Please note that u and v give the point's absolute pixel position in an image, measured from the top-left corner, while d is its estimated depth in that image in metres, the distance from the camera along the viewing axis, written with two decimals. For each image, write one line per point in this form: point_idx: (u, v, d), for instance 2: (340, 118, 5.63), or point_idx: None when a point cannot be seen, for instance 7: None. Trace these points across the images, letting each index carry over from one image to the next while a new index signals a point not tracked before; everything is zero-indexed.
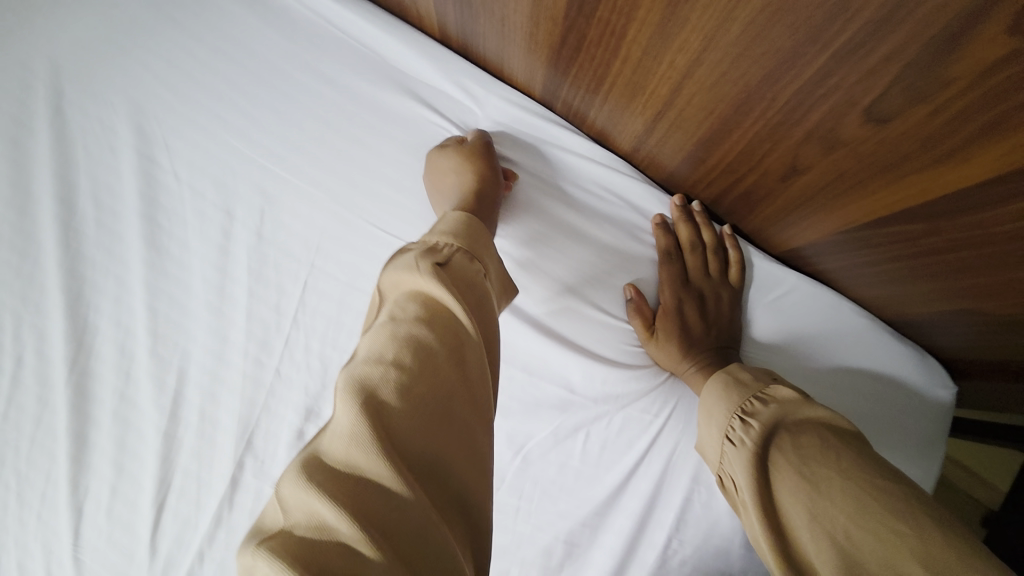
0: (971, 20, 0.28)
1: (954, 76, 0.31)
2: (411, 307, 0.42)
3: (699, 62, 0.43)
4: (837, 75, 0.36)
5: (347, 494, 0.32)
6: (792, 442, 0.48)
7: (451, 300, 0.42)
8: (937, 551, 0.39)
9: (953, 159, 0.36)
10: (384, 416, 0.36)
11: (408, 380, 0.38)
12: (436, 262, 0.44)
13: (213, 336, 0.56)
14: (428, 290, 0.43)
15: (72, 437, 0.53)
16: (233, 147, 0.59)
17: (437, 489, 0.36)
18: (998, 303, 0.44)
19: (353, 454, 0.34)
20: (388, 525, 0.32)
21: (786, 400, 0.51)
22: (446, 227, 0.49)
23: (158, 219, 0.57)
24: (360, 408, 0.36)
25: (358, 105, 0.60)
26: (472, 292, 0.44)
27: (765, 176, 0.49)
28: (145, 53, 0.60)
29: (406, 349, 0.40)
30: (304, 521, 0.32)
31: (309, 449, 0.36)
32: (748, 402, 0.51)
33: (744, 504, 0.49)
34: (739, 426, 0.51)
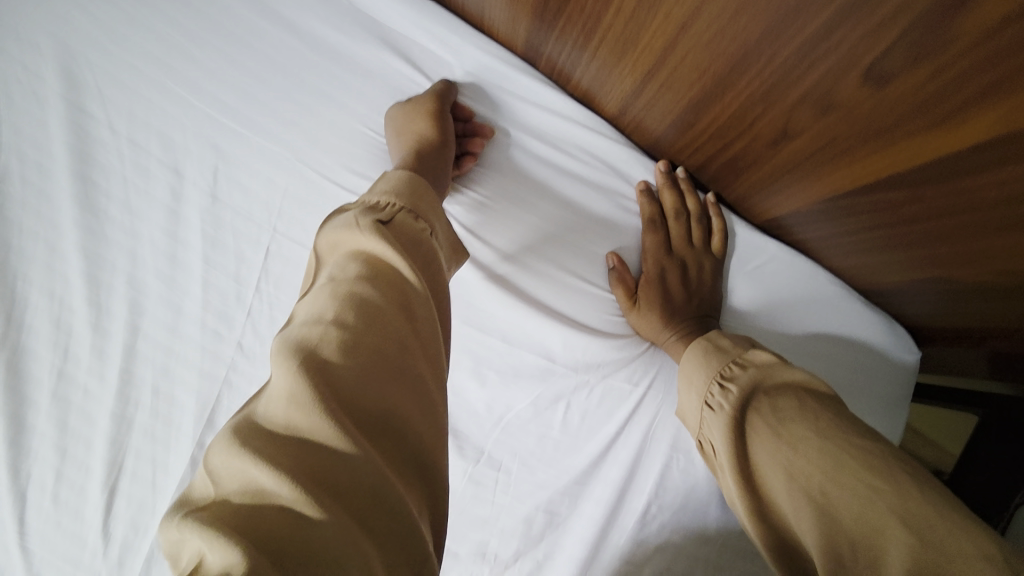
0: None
1: (961, 34, 0.30)
2: (352, 265, 0.41)
3: (697, 15, 0.40)
4: (840, 31, 0.34)
5: (290, 455, 0.31)
6: (771, 404, 0.48)
7: (393, 255, 0.42)
8: (912, 505, 0.38)
9: (948, 123, 0.35)
10: (331, 375, 0.34)
11: (353, 336, 0.37)
12: (378, 219, 0.43)
13: (168, 307, 0.56)
14: (366, 246, 0.42)
15: (10, 417, 0.53)
16: (187, 102, 0.58)
17: (391, 449, 0.35)
18: (961, 269, 0.47)
19: (294, 415, 0.32)
20: (334, 484, 0.31)
21: (763, 364, 0.51)
22: (388, 187, 0.48)
23: (99, 179, 0.57)
24: (299, 365, 0.34)
25: (326, 57, 0.59)
26: (418, 251, 0.44)
27: (755, 141, 0.48)
28: (100, 11, 0.58)
29: (347, 307, 0.38)
30: (238, 491, 0.29)
31: (242, 415, 0.34)
32: (726, 366, 0.52)
33: (721, 467, 0.50)
34: (717, 390, 0.51)
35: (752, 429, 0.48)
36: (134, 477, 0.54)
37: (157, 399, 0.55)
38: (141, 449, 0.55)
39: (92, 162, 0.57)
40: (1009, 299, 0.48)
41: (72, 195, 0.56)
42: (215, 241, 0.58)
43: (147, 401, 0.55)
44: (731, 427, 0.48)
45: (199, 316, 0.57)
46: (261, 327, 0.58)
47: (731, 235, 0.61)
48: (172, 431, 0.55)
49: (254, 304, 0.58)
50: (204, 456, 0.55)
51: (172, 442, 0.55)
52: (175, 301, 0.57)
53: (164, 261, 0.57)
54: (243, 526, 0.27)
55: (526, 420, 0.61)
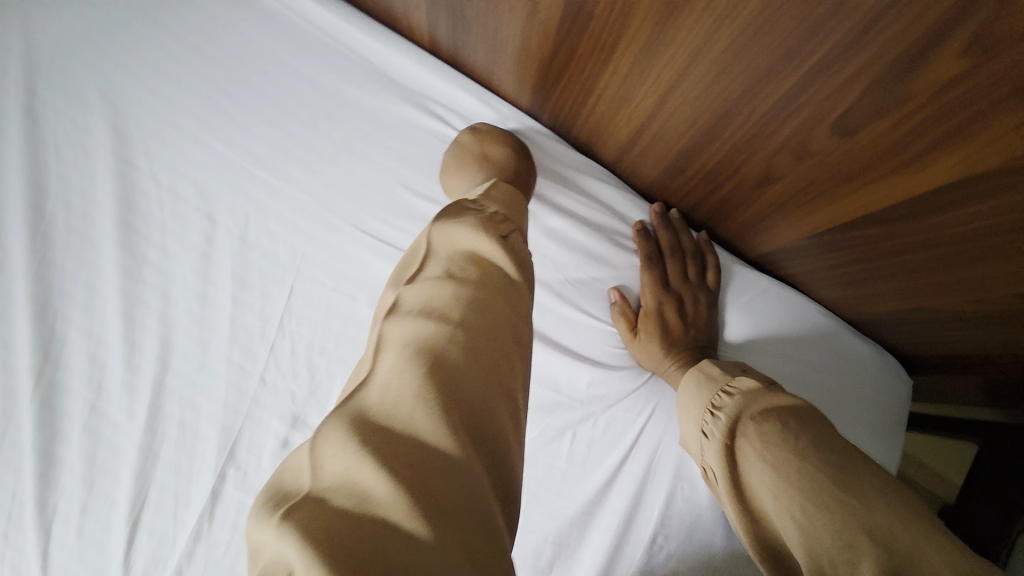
0: (935, 41, 0.32)
1: (913, 93, 0.35)
2: (471, 268, 0.44)
3: (685, 76, 0.45)
4: (809, 90, 0.39)
5: (401, 462, 0.32)
6: (755, 433, 0.49)
7: (509, 268, 0.45)
8: (881, 518, 0.42)
9: (911, 167, 0.40)
10: (446, 376, 0.37)
11: (468, 344, 0.40)
12: (498, 232, 0.46)
13: (195, 342, 0.59)
14: (481, 252, 0.45)
15: (38, 452, 0.54)
16: (221, 153, 0.63)
17: (488, 458, 0.36)
18: (940, 299, 0.51)
19: (421, 414, 0.35)
20: (435, 491, 0.32)
21: (748, 391, 0.53)
22: (501, 198, 0.51)
23: (135, 223, 0.61)
24: (423, 364, 0.37)
25: (349, 111, 0.64)
26: (525, 267, 0.47)
27: (741, 184, 0.53)
28: (143, 71, 0.63)
29: (464, 312, 0.41)
30: (340, 487, 0.31)
31: (357, 398, 0.36)
32: (716, 396, 0.54)
33: (722, 494, 0.51)
34: (711, 420, 0.53)
35: (739, 458, 0.49)
36: (155, 509, 0.56)
37: (181, 431, 0.57)
38: (162, 481, 0.56)
39: (129, 207, 0.61)
40: (989, 326, 0.51)
41: (110, 237, 0.60)
42: (242, 279, 0.62)
43: (171, 433, 0.57)
44: (724, 455, 0.50)
45: (224, 350, 0.60)
46: (281, 360, 0.61)
47: (726, 272, 0.65)
48: (194, 463, 0.57)
49: (276, 339, 0.61)
50: (222, 488, 0.57)
51: (194, 474, 0.57)
52: (201, 336, 0.60)
53: (194, 299, 0.60)
54: (337, 527, 0.28)
55: (535, 449, 0.64)
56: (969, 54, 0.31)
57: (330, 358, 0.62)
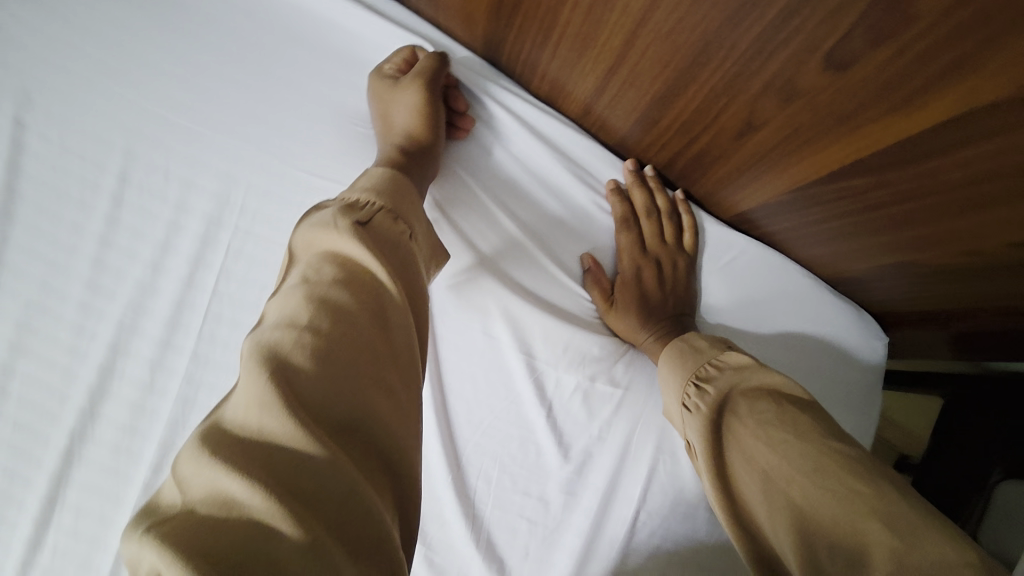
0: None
1: (921, 12, 0.30)
2: (327, 267, 0.42)
3: (657, 6, 0.39)
4: (800, 17, 0.34)
5: (257, 469, 0.31)
6: (747, 412, 0.47)
7: (371, 259, 0.42)
8: (893, 509, 0.37)
9: (909, 106, 0.36)
10: (293, 378, 0.35)
11: (323, 346, 0.37)
12: (356, 219, 0.44)
13: (122, 330, 0.54)
14: (343, 248, 0.43)
15: None
16: (137, 109, 0.55)
17: (359, 452, 0.36)
18: (928, 253, 0.48)
19: (263, 413, 0.33)
20: (305, 494, 0.31)
21: (739, 366, 0.50)
22: (369, 184, 0.48)
23: (38, 195, 0.54)
24: (264, 372, 0.35)
25: (288, 68, 0.58)
26: (396, 254, 0.45)
27: (719, 135, 0.48)
28: (30, 13, 0.55)
29: (316, 313, 0.39)
30: (205, 498, 0.30)
31: (211, 418, 0.35)
32: (702, 367, 0.52)
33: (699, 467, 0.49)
34: (695, 393, 0.51)
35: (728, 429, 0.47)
36: (100, 493, 0.54)
37: (115, 413, 0.54)
38: (99, 465, 0.53)
39: (17, 172, 0.54)
40: (974, 279, 0.49)
41: (2, 208, 0.53)
42: (166, 244, 0.55)
43: (108, 414, 0.54)
44: (709, 427, 0.48)
45: (153, 329, 0.55)
46: (220, 333, 0.55)
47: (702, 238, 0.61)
48: (136, 445, 0.54)
49: (211, 307, 0.55)
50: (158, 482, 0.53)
51: (137, 456, 0.53)
52: (126, 312, 0.54)
53: (108, 275, 0.55)
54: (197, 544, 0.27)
55: (507, 419, 0.59)
56: None
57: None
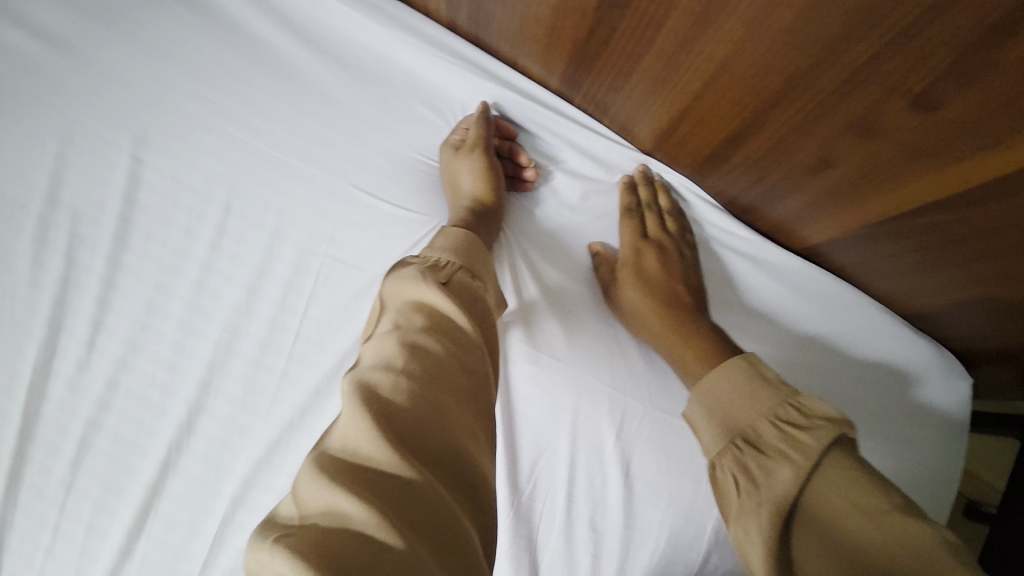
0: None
1: (1010, 61, 0.32)
2: (416, 316, 0.45)
3: (739, 52, 0.41)
4: (885, 61, 0.36)
5: (369, 489, 0.33)
6: (836, 477, 0.40)
7: (454, 309, 0.45)
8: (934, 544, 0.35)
9: (996, 146, 0.36)
10: (394, 412, 0.38)
11: (415, 388, 0.39)
12: (439, 277, 0.47)
13: (214, 347, 0.58)
14: (427, 300, 0.46)
15: (78, 444, 0.56)
16: (242, 143, 0.61)
17: (445, 472, 0.37)
18: (1010, 290, 0.47)
19: (362, 437, 0.36)
20: (398, 502, 0.33)
21: (832, 418, 0.43)
22: (447, 245, 0.53)
23: (146, 219, 0.59)
24: (364, 407, 0.37)
25: (378, 109, 0.63)
26: (475, 306, 0.48)
27: (793, 170, 0.49)
28: (156, 61, 0.62)
29: (406, 355, 0.41)
30: (322, 515, 0.32)
31: (317, 449, 0.37)
32: (783, 408, 0.44)
33: (743, 507, 0.42)
34: (771, 438, 0.43)
35: (819, 480, 0.41)
36: (186, 503, 0.56)
37: (210, 428, 0.57)
38: (190, 476, 0.56)
39: (132, 202, 0.59)
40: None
41: (120, 233, 0.59)
42: (261, 268, 0.59)
43: (202, 429, 0.57)
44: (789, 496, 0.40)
45: (245, 348, 0.58)
46: (305, 352, 0.58)
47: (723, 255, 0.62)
48: (226, 459, 0.57)
49: (300, 329, 0.59)
50: (246, 492, 0.56)
51: (224, 469, 0.57)
52: (222, 331, 0.58)
53: (206, 296, 0.58)
54: (326, 558, 0.29)
55: (581, 443, 0.58)
56: None
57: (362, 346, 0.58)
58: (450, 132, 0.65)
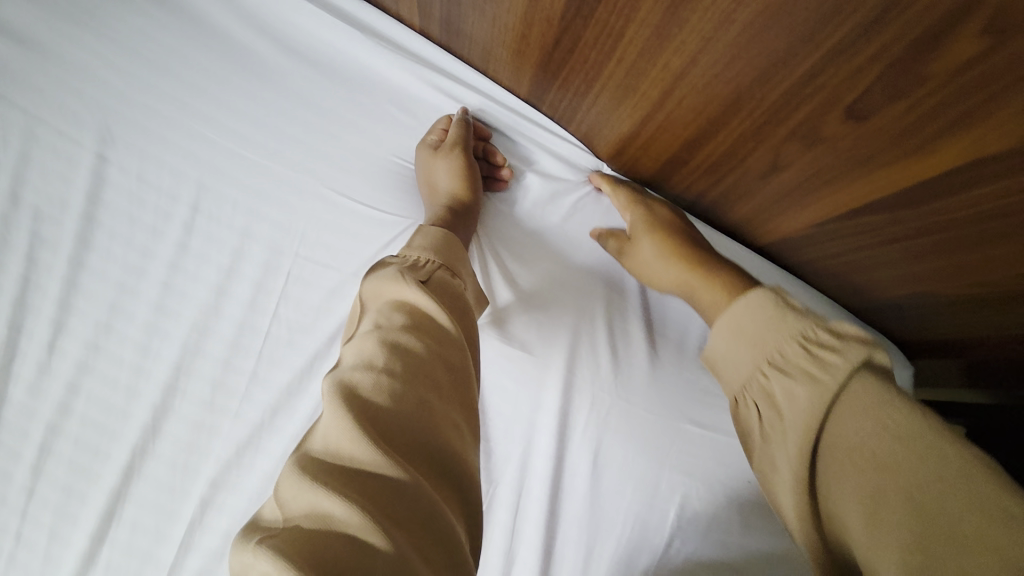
0: (963, 13, 0.31)
1: (931, 75, 0.35)
2: (396, 315, 0.46)
3: (693, 64, 0.44)
4: (823, 75, 0.39)
5: (352, 488, 0.34)
6: (868, 396, 0.35)
7: (433, 307, 0.46)
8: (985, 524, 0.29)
9: (922, 151, 0.40)
10: (375, 412, 0.39)
11: (396, 386, 0.40)
12: (419, 277, 0.48)
13: (183, 347, 0.57)
14: (407, 299, 0.47)
15: (39, 449, 0.55)
16: (210, 141, 0.61)
17: (428, 467, 0.39)
18: (941, 284, 0.52)
19: (342, 438, 0.37)
20: (382, 499, 0.35)
21: (862, 340, 0.38)
22: (425, 244, 0.53)
23: (110, 219, 0.58)
24: (345, 408, 0.38)
25: (349, 110, 0.64)
26: (454, 304, 0.49)
27: (746, 174, 0.52)
28: (120, 58, 0.61)
29: (386, 354, 0.42)
30: (306, 516, 0.33)
31: (300, 451, 0.38)
32: (812, 330, 0.39)
33: (768, 441, 0.39)
34: (794, 362, 0.39)
35: (841, 415, 0.35)
36: (153, 506, 0.56)
37: (178, 430, 0.57)
38: (157, 479, 0.56)
39: (96, 202, 0.58)
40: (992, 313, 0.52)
41: (83, 233, 0.58)
42: (230, 268, 0.59)
43: (170, 431, 0.57)
44: (818, 420, 0.36)
45: (214, 349, 0.58)
46: (276, 352, 0.59)
47: None
48: (194, 460, 0.57)
49: (271, 329, 0.59)
50: (214, 494, 0.56)
51: (193, 471, 0.56)
52: (191, 331, 0.58)
53: (174, 297, 0.58)
54: (310, 557, 0.30)
55: (549, 438, 0.60)
56: (989, 34, 0.31)
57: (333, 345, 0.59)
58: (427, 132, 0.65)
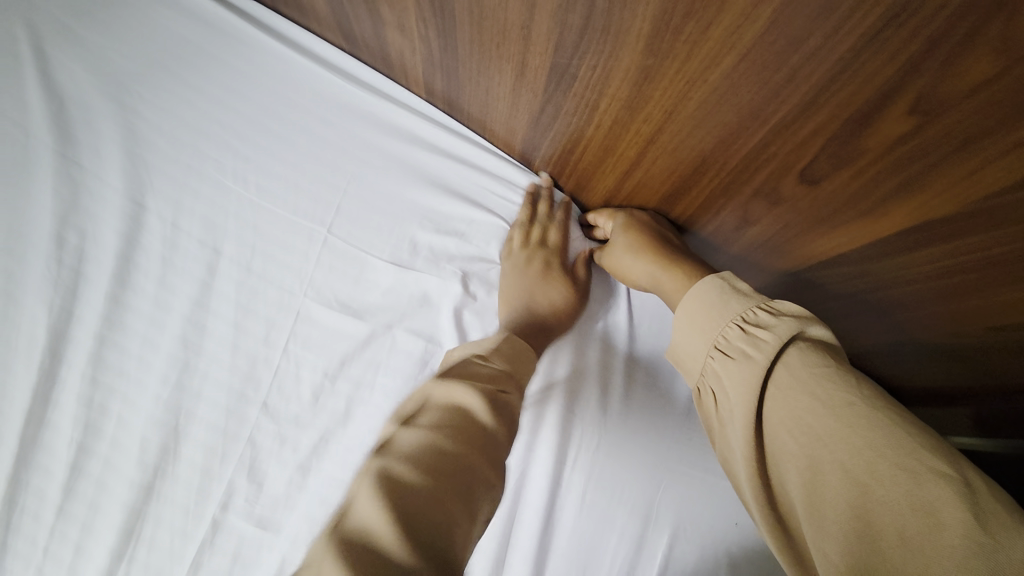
0: (889, 95, 0.34)
1: (868, 147, 0.38)
2: (404, 433, 0.45)
3: (662, 131, 0.48)
4: (774, 145, 0.43)
5: None
6: (802, 360, 0.44)
7: (437, 420, 0.46)
8: (932, 542, 0.32)
9: (875, 213, 0.43)
10: (411, 504, 0.38)
11: (389, 499, 0.38)
12: (429, 400, 0.49)
13: (201, 378, 0.63)
14: (416, 420, 0.47)
15: (70, 467, 0.61)
16: (230, 191, 0.67)
17: None
18: (924, 335, 0.52)
19: (380, 525, 0.36)
20: None
21: (799, 316, 0.46)
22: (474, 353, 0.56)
23: (143, 261, 0.65)
24: (336, 530, 0.37)
25: (354, 161, 0.68)
26: (471, 417, 0.47)
27: (722, 226, 0.56)
28: (152, 114, 0.67)
29: (387, 471, 0.41)
30: None
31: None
32: (749, 311, 0.48)
33: (722, 419, 0.48)
34: (737, 337, 0.48)
35: (777, 398, 0.43)
36: (168, 527, 0.60)
37: (193, 455, 0.62)
38: (173, 500, 0.61)
39: (133, 245, 0.65)
40: (988, 358, 0.50)
41: (119, 273, 0.64)
42: (246, 307, 0.65)
43: (186, 455, 0.62)
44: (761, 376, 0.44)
45: (230, 380, 0.63)
46: (286, 386, 0.64)
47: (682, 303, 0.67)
48: (207, 484, 0.61)
49: (280, 364, 0.64)
50: (223, 517, 0.61)
51: (207, 493, 0.61)
52: (209, 363, 0.64)
53: (196, 331, 0.64)
54: None
55: (536, 473, 0.61)
56: (914, 113, 0.34)
57: (335, 379, 0.64)
58: (435, 178, 0.69)
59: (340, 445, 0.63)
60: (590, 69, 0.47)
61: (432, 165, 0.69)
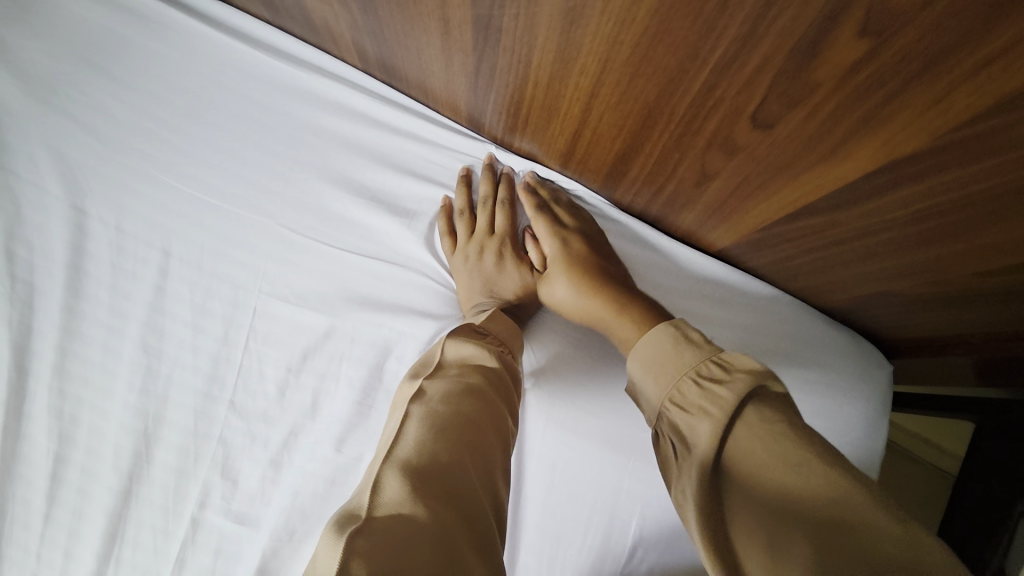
0: (834, 18, 0.30)
1: (819, 81, 0.34)
2: (431, 385, 0.50)
3: (601, 82, 0.44)
4: (719, 87, 0.38)
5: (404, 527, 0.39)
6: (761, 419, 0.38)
7: (461, 377, 0.51)
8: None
9: (837, 155, 0.38)
10: (453, 443, 0.46)
11: (434, 444, 0.45)
12: (445, 359, 0.53)
13: (164, 382, 0.62)
14: (442, 374, 0.52)
15: (48, 477, 0.61)
16: (173, 188, 0.64)
17: (465, 516, 0.42)
18: (908, 284, 0.48)
19: (430, 462, 0.43)
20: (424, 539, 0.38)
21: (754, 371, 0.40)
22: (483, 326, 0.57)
23: (93, 268, 0.63)
24: (387, 464, 0.43)
25: (296, 145, 0.65)
26: (494, 376, 0.53)
27: (682, 184, 0.51)
28: (85, 115, 0.65)
29: (424, 418, 0.47)
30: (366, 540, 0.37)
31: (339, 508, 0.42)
32: (704, 365, 0.43)
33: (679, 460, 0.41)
34: (694, 395, 0.42)
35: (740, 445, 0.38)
36: (150, 528, 0.61)
37: (166, 459, 0.61)
38: (151, 503, 0.61)
39: (82, 253, 0.63)
40: (977, 304, 0.46)
41: (71, 282, 0.63)
42: (203, 307, 0.63)
43: (160, 459, 0.61)
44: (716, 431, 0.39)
45: (195, 381, 0.62)
46: (250, 382, 0.62)
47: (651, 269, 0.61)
48: (184, 485, 0.61)
49: (242, 361, 0.63)
50: (202, 517, 0.61)
51: (184, 494, 0.61)
52: (171, 365, 0.63)
53: (154, 334, 0.63)
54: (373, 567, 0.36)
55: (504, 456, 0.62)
56: (865, 35, 0.30)
57: (299, 373, 0.62)
58: (382, 155, 0.65)
59: (310, 438, 0.62)
60: (514, 18, 0.42)
61: (376, 140, 0.65)
